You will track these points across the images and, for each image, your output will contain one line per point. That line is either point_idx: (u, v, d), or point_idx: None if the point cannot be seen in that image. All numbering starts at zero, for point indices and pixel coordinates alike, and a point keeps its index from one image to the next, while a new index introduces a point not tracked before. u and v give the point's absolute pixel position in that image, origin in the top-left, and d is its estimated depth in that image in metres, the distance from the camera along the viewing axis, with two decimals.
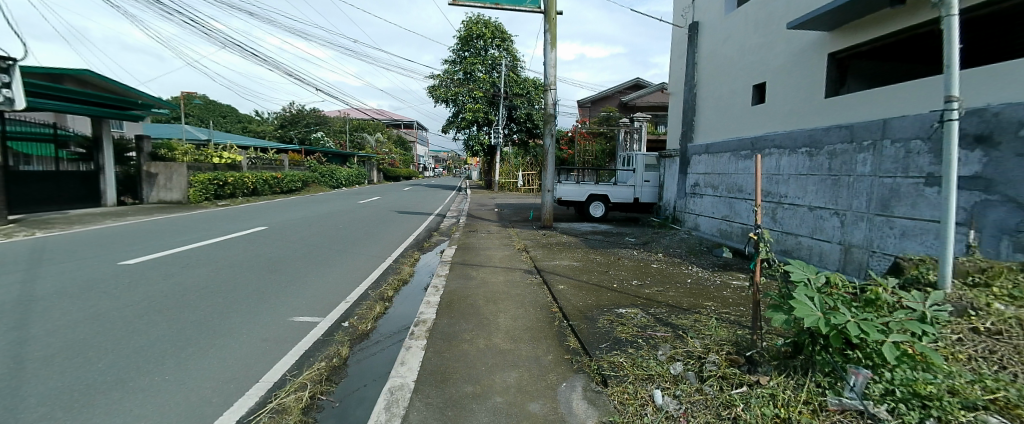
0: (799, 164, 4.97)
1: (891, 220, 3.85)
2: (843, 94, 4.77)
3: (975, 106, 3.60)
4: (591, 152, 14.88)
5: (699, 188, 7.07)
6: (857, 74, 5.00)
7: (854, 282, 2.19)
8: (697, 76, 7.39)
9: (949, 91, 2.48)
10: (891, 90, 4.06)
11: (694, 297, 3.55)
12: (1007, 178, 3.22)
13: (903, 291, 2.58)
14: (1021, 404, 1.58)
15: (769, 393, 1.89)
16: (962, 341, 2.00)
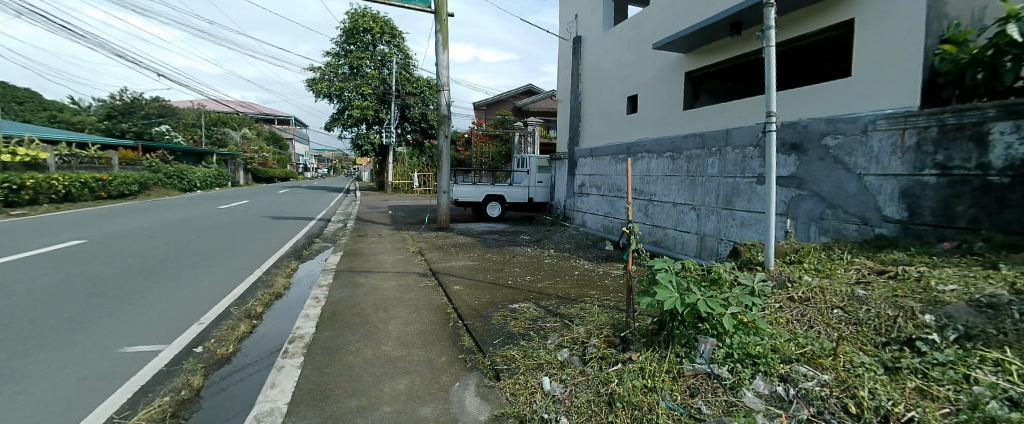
0: (665, 166, 5.67)
1: (733, 213, 4.61)
2: (698, 107, 5.53)
3: (789, 120, 4.49)
4: (487, 154, 15.16)
5: (585, 188, 7.64)
6: (707, 91, 5.87)
7: (704, 266, 2.55)
8: (581, 86, 7.99)
9: (769, 108, 3.03)
10: (730, 104, 4.84)
11: (580, 287, 3.82)
12: (813, 178, 4.08)
13: (741, 270, 3.12)
14: (821, 354, 1.95)
15: (639, 367, 2.11)
16: (781, 308, 2.45)
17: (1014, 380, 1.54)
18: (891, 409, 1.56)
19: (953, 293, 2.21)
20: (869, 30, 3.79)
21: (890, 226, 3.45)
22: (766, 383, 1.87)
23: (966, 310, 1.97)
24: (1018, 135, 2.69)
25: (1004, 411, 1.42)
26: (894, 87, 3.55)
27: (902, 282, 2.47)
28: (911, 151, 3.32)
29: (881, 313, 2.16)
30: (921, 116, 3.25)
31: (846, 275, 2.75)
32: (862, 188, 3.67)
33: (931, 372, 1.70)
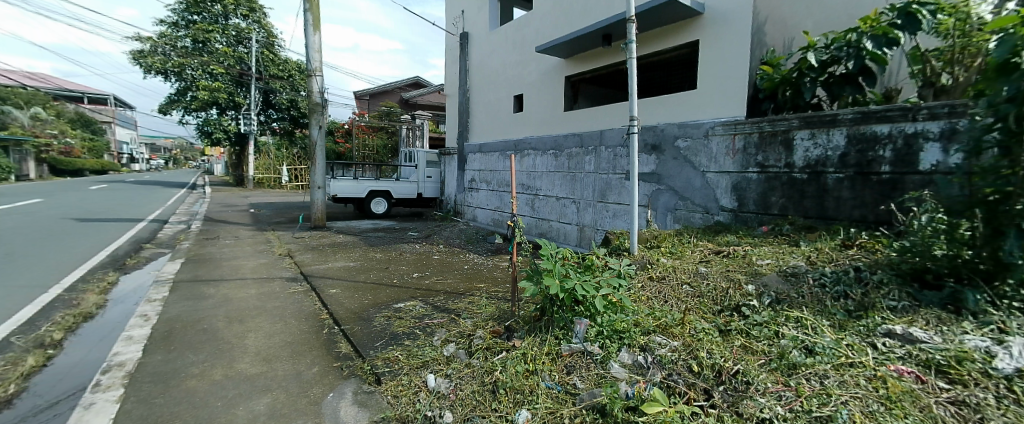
0: (548, 163, 6.00)
1: (607, 205, 5.08)
2: (576, 109, 5.93)
3: (650, 123, 5.09)
4: (370, 147, 14.32)
5: (474, 183, 7.71)
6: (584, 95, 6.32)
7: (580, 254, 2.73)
8: (469, 82, 8.00)
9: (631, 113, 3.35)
10: (603, 108, 5.30)
11: (469, 281, 3.82)
12: (668, 174, 4.69)
13: (612, 256, 3.45)
14: (673, 324, 2.24)
15: (522, 353, 2.19)
16: (643, 287, 2.77)
17: (807, 332, 1.95)
18: (723, 364, 1.82)
19: (767, 266, 2.75)
20: (710, 51, 4.48)
21: (725, 214, 4.14)
22: (630, 354, 2.06)
23: (777, 279, 2.47)
24: (813, 142, 3.48)
25: (800, 357, 1.78)
26: (728, 100, 4.27)
27: (732, 260, 2.99)
28: (739, 152, 4.04)
29: (717, 286, 2.57)
30: (747, 125, 3.96)
31: (693, 256, 3.23)
32: (704, 183, 4.34)
33: (751, 332, 2.07)
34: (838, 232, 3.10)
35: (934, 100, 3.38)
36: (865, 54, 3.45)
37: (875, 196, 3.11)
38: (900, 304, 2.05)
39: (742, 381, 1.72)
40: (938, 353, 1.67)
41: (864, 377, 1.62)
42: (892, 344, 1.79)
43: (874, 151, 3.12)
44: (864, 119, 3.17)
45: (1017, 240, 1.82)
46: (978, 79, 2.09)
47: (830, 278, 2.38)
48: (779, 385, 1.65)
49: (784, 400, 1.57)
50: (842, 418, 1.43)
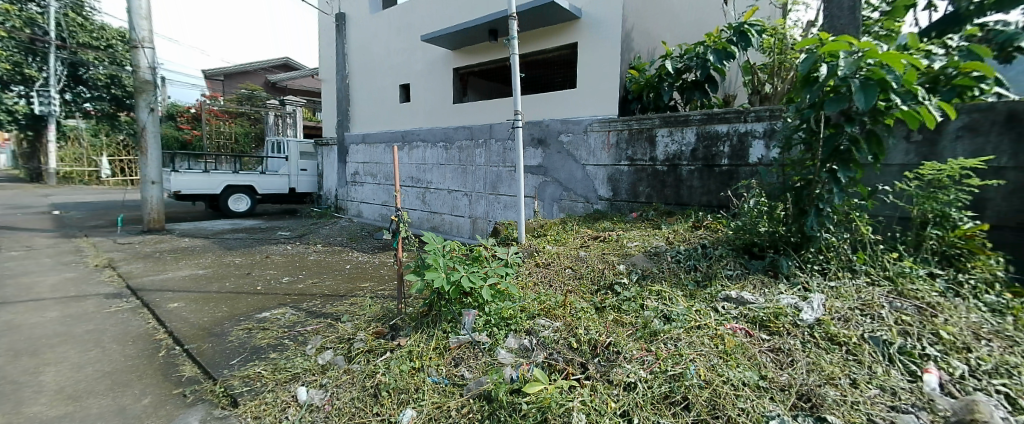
0: (438, 155, 5.87)
1: (498, 197, 5.17)
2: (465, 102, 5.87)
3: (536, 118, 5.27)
4: (226, 134, 12.38)
5: (359, 177, 7.20)
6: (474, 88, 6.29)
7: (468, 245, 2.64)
8: (348, 68, 7.36)
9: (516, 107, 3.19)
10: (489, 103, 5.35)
11: (352, 281, 3.55)
12: (554, 167, 4.82)
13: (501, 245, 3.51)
14: (556, 307, 2.32)
15: (408, 351, 2.07)
16: (530, 274, 2.85)
17: (665, 303, 2.21)
18: (598, 339, 1.95)
19: (636, 247, 3.04)
20: (586, 53, 4.71)
21: (603, 203, 4.42)
22: (517, 338, 2.07)
23: (643, 259, 2.77)
24: (671, 138, 3.91)
25: (659, 324, 2.00)
26: (602, 99, 4.57)
27: (607, 243, 3.22)
28: (613, 147, 4.33)
29: (595, 267, 2.78)
30: (619, 122, 4.25)
31: (574, 241, 3.39)
32: (585, 175, 4.56)
33: (622, 307, 2.27)
34: (691, 215, 3.52)
35: (760, 105, 4.15)
36: (710, 65, 3.93)
37: (718, 185, 3.61)
38: (735, 273, 2.45)
39: (614, 351, 1.86)
40: (761, 311, 2.02)
41: (708, 336, 1.87)
42: (729, 306, 2.12)
43: (717, 148, 3.62)
44: (709, 120, 3.64)
45: (816, 216, 2.35)
46: (792, 89, 2.60)
47: (684, 255, 2.74)
48: (643, 351, 1.83)
49: (646, 364, 1.74)
50: (690, 373, 1.63)
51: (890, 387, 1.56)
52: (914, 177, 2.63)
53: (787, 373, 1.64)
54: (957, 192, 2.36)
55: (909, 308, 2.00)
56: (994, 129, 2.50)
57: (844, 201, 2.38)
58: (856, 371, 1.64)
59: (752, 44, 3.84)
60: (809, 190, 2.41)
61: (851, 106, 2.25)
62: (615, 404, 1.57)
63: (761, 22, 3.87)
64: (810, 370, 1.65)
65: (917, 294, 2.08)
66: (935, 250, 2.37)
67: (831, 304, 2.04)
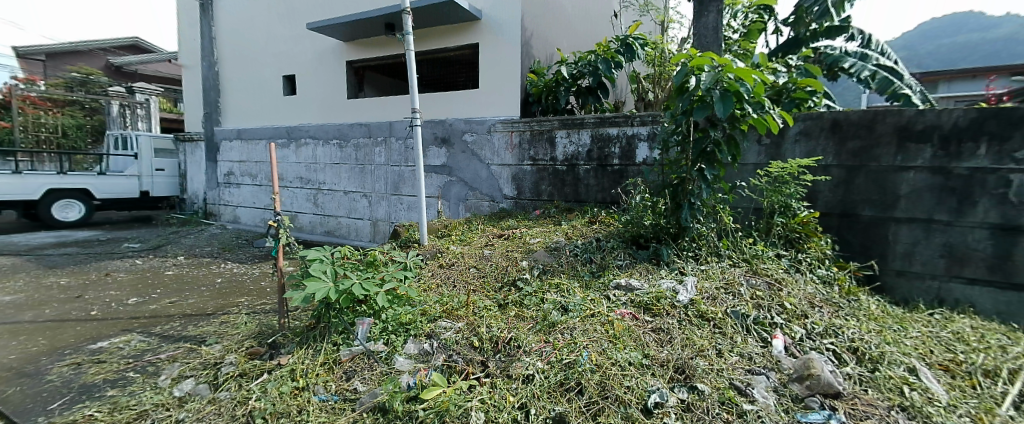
0: (332, 153, 5.45)
1: (401, 198, 4.96)
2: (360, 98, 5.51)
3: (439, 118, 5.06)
4: (48, 125, 9.45)
5: (237, 178, 6.40)
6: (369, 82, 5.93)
7: (361, 250, 2.43)
8: (219, 54, 6.43)
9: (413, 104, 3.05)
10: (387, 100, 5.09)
11: (224, 297, 3.09)
12: (458, 166, 4.70)
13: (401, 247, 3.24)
14: (459, 307, 2.21)
15: (291, 369, 1.85)
16: (433, 275, 2.69)
17: (564, 295, 2.27)
18: (499, 334, 1.92)
19: (538, 242, 3.09)
20: (487, 54, 4.63)
21: (508, 201, 4.40)
22: (416, 344, 1.94)
23: (544, 254, 2.83)
24: (569, 140, 4.00)
25: (557, 316, 2.04)
26: (503, 101, 4.52)
27: (510, 240, 3.21)
28: (517, 147, 4.32)
29: (499, 265, 2.72)
30: (521, 123, 4.25)
31: (478, 240, 3.29)
32: (490, 175, 4.50)
33: (523, 302, 2.27)
34: (588, 212, 3.69)
35: (645, 110, 4.50)
36: (600, 73, 4.15)
37: (611, 182, 3.80)
38: (624, 263, 2.64)
39: (515, 346, 1.85)
40: (646, 296, 2.19)
41: (600, 323, 1.97)
42: (619, 294, 2.27)
43: (609, 149, 3.79)
44: (602, 123, 3.79)
45: (689, 209, 2.66)
46: (670, 95, 2.86)
47: (582, 248, 2.87)
48: (541, 343, 1.85)
49: (543, 355, 1.77)
50: (582, 359, 1.70)
51: (748, 353, 1.79)
52: (765, 174, 3.09)
53: (666, 350, 1.79)
54: (795, 186, 2.85)
55: (762, 284, 2.34)
56: (822, 134, 3.00)
57: (710, 194, 2.70)
58: (722, 342, 1.86)
59: (636, 56, 4.18)
60: (683, 187, 2.72)
61: (715, 114, 2.57)
62: (514, 397, 1.57)
63: (643, 36, 4.24)
64: (684, 345, 1.82)
65: (767, 272, 2.45)
66: (781, 235, 2.80)
67: (701, 285, 2.30)
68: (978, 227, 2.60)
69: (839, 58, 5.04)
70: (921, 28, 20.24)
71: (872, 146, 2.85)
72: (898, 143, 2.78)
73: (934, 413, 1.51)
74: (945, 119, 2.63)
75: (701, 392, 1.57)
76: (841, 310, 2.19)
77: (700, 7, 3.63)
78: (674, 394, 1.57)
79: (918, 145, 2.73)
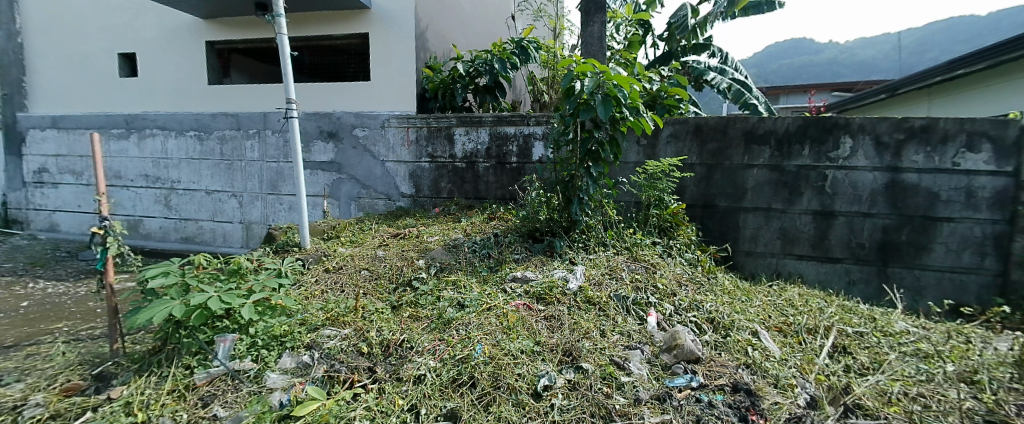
0: (189, 147, 4.72)
1: (279, 197, 4.50)
2: (225, 84, 4.87)
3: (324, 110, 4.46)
4: None
5: (51, 176, 5.22)
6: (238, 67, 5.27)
7: (222, 258, 2.12)
8: (23, 21, 5.14)
9: (287, 94, 2.77)
10: (256, 88, 4.57)
11: (34, 324, 2.48)
12: (348, 163, 4.30)
13: (275, 253, 2.84)
14: (344, 313, 2.03)
15: (125, 403, 1.53)
16: (316, 281, 2.45)
17: (461, 291, 2.24)
18: (391, 337, 1.82)
19: (436, 240, 3.02)
20: (379, 45, 4.37)
21: (405, 199, 4.18)
22: (292, 357, 1.75)
23: (442, 252, 2.77)
24: (467, 137, 3.92)
25: (453, 312, 2.01)
26: (399, 95, 4.30)
27: (407, 240, 3.07)
28: (413, 144, 4.11)
29: (393, 266, 2.58)
30: (416, 119, 4.05)
31: (371, 241, 3.10)
32: (385, 172, 4.21)
33: (418, 301, 2.17)
34: (487, 208, 3.72)
35: (541, 111, 4.67)
36: (497, 73, 4.18)
37: (509, 178, 3.87)
38: (520, 256, 2.71)
39: (408, 347, 1.78)
40: (539, 286, 2.27)
41: (495, 316, 1.98)
42: (515, 286, 2.31)
43: (507, 147, 3.84)
44: (499, 122, 3.81)
45: (578, 204, 2.85)
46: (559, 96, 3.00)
47: (480, 244, 2.88)
48: (436, 341, 1.80)
49: (437, 353, 1.72)
50: (476, 353, 1.69)
51: (627, 331, 1.96)
52: (642, 171, 3.41)
53: (556, 336, 1.86)
54: (667, 182, 3.19)
55: (640, 268, 2.59)
56: (688, 136, 3.40)
57: (596, 190, 2.91)
58: (605, 323, 2.00)
59: (530, 58, 4.31)
60: (573, 183, 2.89)
61: (598, 116, 2.76)
62: (403, 400, 1.50)
63: (537, 40, 4.37)
64: (572, 329, 1.92)
65: (645, 257, 2.72)
66: (657, 224, 3.13)
67: (588, 273, 2.46)
68: (804, 213, 3.20)
69: (703, 72, 5.80)
70: (767, 51, 24.23)
71: (726, 147, 3.32)
72: (745, 144, 3.27)
73: (771, 366, 1.79)
74: (779, 125, 3.19)
75: (586, 371, 1.66)
76: (702, 287, 2.52)
77: (586, 17, 3.88)
78: (562, 376, 1.64)
79: (759, 147, 3.24)
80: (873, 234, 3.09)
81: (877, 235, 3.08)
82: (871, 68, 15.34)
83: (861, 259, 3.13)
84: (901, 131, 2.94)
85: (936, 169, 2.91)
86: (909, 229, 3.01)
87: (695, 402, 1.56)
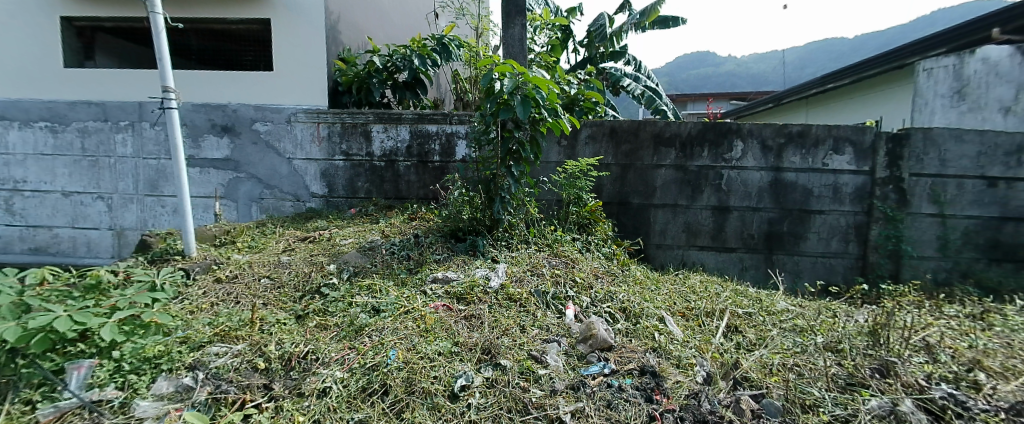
0: (37, 140, 3.96)
1: (161, 199, 3.96)
2: (87, 68, 4.16)
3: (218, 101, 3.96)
4: None
5: None
6: (105, 48, 4.54)
7: (76, 272, 1.82)
8: None
9: (163, 81, 2.44)
10: (126, 72, 3.99)
11: None
12: (248, 160, 3.90)
13: (150, 263, 2.48)
14: (236, 327, 1.83)
15: None
16: (205, 294, 2.18)
17: (376, 296, 2.13)
18: (292, 350, 1.68)
19: (349, 243, 2.84)
20: (283, 33, 3.99)
21: (317, 200, 3.90)
22: (169, 381, 1.53)
23: (355, 255, 2.61)
24: (386, 134, 3.76)
25: (366, 318, 1.90)
26: (307, 87, 3.96)
27: (316, 244, 2.86)
28: (325, 140, 3.83)
29: (299, 272, 2.38)
30: (329, 114, 3.78)
31: (275, 246, 2.84)
32: (292, 170, 3.89)
33: (327, 309, 2.03)
34: (407, 208, 3.60)
35: (464, 110, 4.64)
36: (416, 68, 4.06)
37: (431, 177, 3.79)
38: (442, 256, 2.65)
39: (313, 359, 1.65)
40: (460, 286, 2.23)
41: (411, 319, 1.90)
42: (435, 287, 2.25)
43: (428, 145, 3.75)
44: (420, 119, 3.71)
45: (500, 203, 2.86)
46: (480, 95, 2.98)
47: (398, 245, 2.77)
48: (345, 350, 1.70)
49: (345, 363, 1.63)
50: (388, 360, 1.62)
51: (546, 325, 2.00)
52: (562, 170, 3.52)
53: (475, 335, 1.84)
54: (585, 180, 3.32)
55: (560, 264, 2.66)
56: (603, 137, 3.58)
57: (518, 189, 2.94)
58: (525, 319, 2.03)
59: (452, 55, 4.24)
60: (496, 182, 2.90)
61: (518, 116, 2.79)
62: (303, 416, 1.40)
63: (458, 38, 4.28)
64: (491, 328, 1.91)
65: (565, 253, 2.81)
66: (576, 221, 3.26)
67: (510, 270, 2.48)
68: (704, 208, 3.53)
69: (619, 78, 6.18)
70: (675, 62, 26.52)
71: (638, 149, 3.55)
72: (654, 146, 3.53)
73: (674, 349, 1.94)
74: (682, 129, 3.48)
75: (504, 367, 1.66)
76: (616, 278, 2.67)
77: (507, 18, 3.91)
78: (479, 374, 1.63)
79: (666, 149, 3.51)
80: (761, 226, 3.49)
81: (764, 227, 3.49)
82: (759, 82, 17.48)
83: (751, 248, 3.53)
84: (782, 135, 3.36)
85: (809, 169, 3.38)
86: (790, 221, 3.46)
87: (607, 387, 1.64)
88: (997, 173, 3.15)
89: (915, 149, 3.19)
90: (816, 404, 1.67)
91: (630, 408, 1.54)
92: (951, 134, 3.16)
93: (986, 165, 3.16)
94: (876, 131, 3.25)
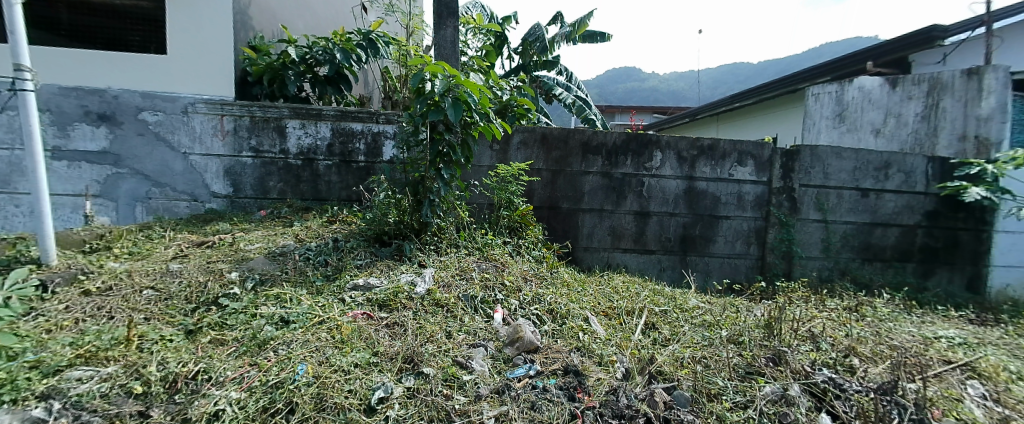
0: None
1: (14, 197, 3.32)
2: None
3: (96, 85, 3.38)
4: None
5: None
6: None
7: None
8: None
9: (16, 58, 2.05)
10: None
11: None
12: (132, 154, 3.41)
13: None
14: (106, 347, 1.56)
15: None
16: (67, 309, 1.85)
17: (286, 306, 1.95)
18: (179, 370, 1.47)
19: (256, 249, 2.58)
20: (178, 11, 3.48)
21: (219, 201, 3.52)
22: (11, 414, 1.26)
23: (263, 261, 2.38)
24: (304, 131, 3.50)
25: (271, 331, 1.73)
26: (209, 76, 3.54)
27: (216, 250, 2.56)
28: (231, 135, 3.47)
29: (191, 282, 2.10)
30: (236, 107, 3.42)
31: (164, 253, 2.50)
32: (188, 167, 3.47)
33: (226, 323, 1.81)
34: (327, 211, 3.38)
35: (393, 109, 4.47)
36: (338, 62, 3.81)
37: (355, 178, 3.60)
38: (363, 261, 2.51)
39: (204, 379, 1.46)
40: (383, 292, 2.12)
41: (325, 330, 1.77)
42: (355, 295, 2.11)
43: (352, 144, 3.56)
44: (343, 117, 3.50)
45: (429, 206, 2.77)
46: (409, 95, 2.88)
47: (314, 251, 2.58)
48: (244, 367, 1.53)
49: (243, 382, 1.47)
50: (296, 376, 1.49)
51: (472, 330, 1.97)
52: (494, 175, 3.53)
53: (396, 343, 1.75)
54: (517, 185, 3.35)
55: (490, 267, 2.65)
56: (535, 143, 3.64)
57: (448, 192, 2.87)
58: (451, 324, 1.98)
59: (379, 52, 4.04)
60: (424, 184, 2.81)
61: (448, 118, 2.73)
62: None
63: (387, 34, 4.10)
64: (414, 335, 1.83)
65: (495, 256, 2.81)
66: (507, 225, 3.27)
67: (437, 275, 2.41)
68: (627, 213, 3.73)
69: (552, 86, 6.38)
70: (604, 76, 27.98)
71: (568, 156, 3.66)
72: (582, 153, 3.66)
73: (596, 347, 2.00)
74: (608, 139, 3.65)
75: (426, 376, 1.60)
76: (545, 280, 2.71)
77: (438, 19, 3.85)
78: (400, 385, 1.55)
79: (594, 157, 3.66)
80: (677, 230, 3.77)
81: (679, 230, 3.77)
82: (677, 99, 19.06)
83: (668, 250, 3.79)
84: (695, 148, 3.67)
85: (717, 179, 3.71)
86: (701, 225, 3.77)
87: (531, 389, 1.64)
88: (868, 185, 3.71)
89: (803, 163, 3.64)
90: (719, 393, 1.82)
91: (552, 408, 1.55)
92: (832, 151, 3.66)
93: (860, 178, 3.70)
94: (773, 147, 3.66)
